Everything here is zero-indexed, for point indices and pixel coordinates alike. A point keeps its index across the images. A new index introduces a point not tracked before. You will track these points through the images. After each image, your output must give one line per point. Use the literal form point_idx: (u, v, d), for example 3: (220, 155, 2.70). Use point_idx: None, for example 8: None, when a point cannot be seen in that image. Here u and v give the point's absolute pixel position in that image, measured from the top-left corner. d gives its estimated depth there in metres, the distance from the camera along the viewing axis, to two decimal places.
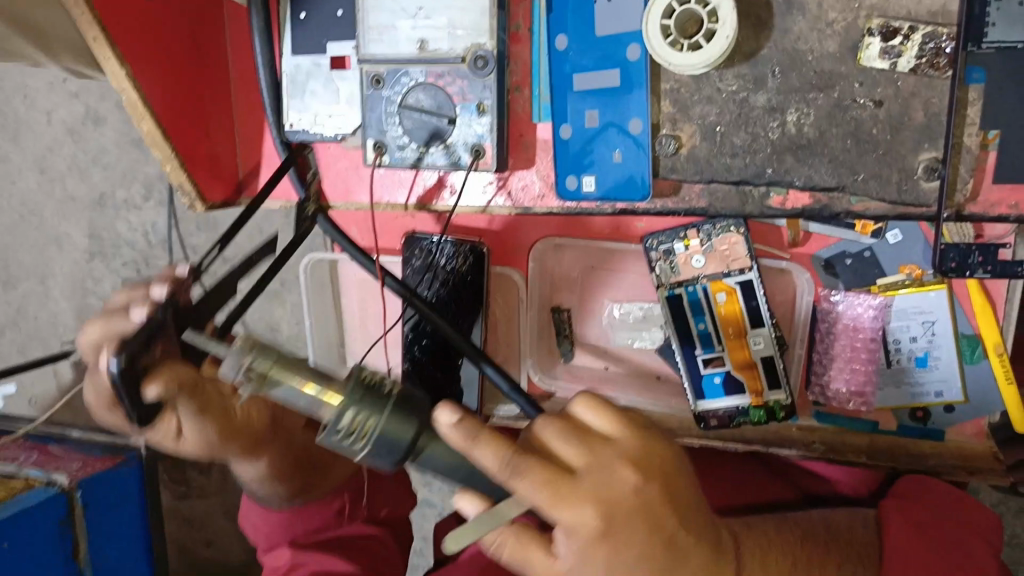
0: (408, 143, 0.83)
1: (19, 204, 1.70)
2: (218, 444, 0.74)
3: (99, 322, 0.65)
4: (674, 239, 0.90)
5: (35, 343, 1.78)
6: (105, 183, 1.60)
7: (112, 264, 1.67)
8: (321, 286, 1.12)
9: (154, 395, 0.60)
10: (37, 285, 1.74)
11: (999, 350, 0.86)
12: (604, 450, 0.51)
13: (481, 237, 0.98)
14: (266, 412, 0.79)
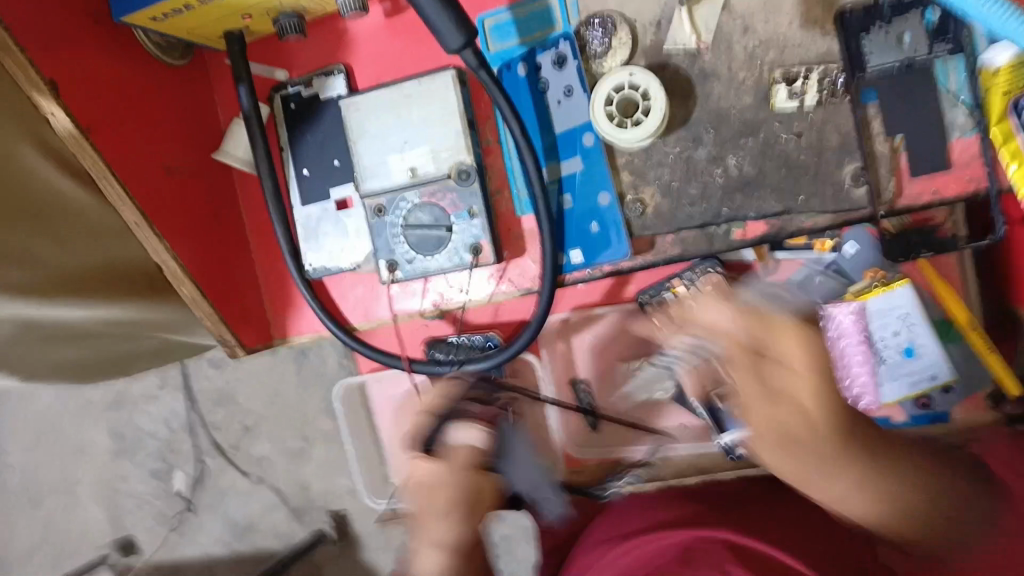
0: (414, 254, 0.94)
1: (39, 423, 1.73)
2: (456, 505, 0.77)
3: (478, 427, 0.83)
4: (663, 290, 1.01)
5: (65, 557, 1.72)
6: (119, 380, 1.65)
7: (136, 460, 1.65)
8: (355, 411, 1.23)
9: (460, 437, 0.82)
10: (65, 496, 1.71)
11: (972, 323, 0.95)
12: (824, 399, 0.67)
13: (489, 326, 1.03)
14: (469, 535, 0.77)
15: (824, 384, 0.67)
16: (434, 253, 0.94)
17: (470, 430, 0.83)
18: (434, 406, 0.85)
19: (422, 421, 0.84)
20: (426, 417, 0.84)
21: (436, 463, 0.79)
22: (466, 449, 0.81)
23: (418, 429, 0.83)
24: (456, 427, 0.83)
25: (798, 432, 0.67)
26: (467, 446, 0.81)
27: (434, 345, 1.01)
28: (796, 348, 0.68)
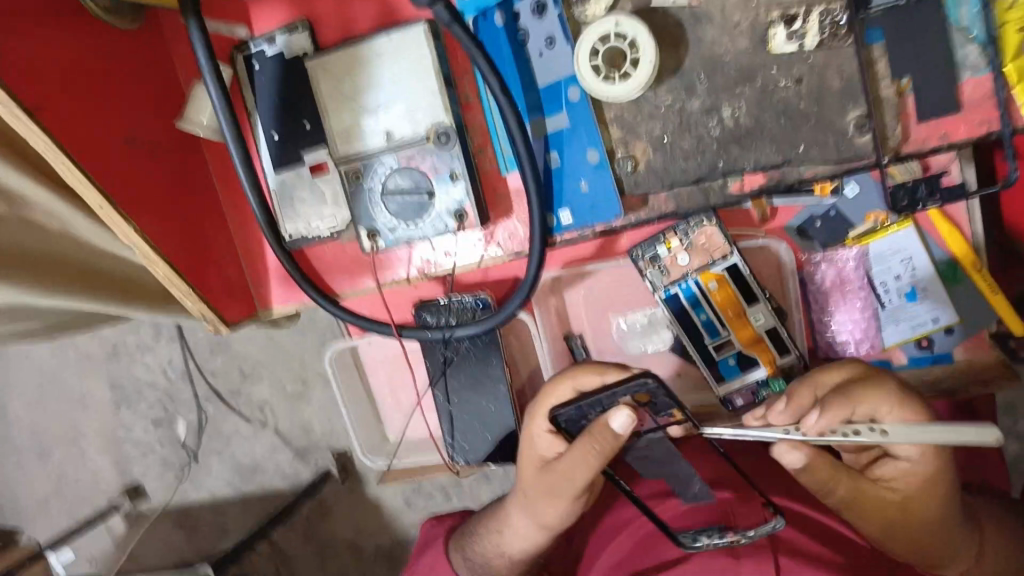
0: (396, 222, 0.90)
1: (38, 374, 1.72)
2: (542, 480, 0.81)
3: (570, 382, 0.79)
4: (656, 244, 0.97)
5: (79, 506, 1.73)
6: (115, 331, 1.64)
7: (137, 409, 1.65)
8: (347, 373, 1.19)
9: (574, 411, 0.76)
10: (69, 449, 1.71)
11: (977, 265, 0.92)
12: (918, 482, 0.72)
13: (480, 286, 1.06)
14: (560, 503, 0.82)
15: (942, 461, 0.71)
16: (416, 220, 0.90)
17: (628, 419, 0.70)
18: (587, 383, 0.79)
19: (564, 392, 0.79)
20: (569, 392, 0.79)
21: (572, 450, 0.74)
22: (612, 433, 0.71)
23: (557, 399, 0.80)
24: (619, 412, 0.70)
25: (894, 495, 0.71)
26: (615, 433, 0.71)
27: (423, 309, 1.05)
28: (881, 407, 0.70)
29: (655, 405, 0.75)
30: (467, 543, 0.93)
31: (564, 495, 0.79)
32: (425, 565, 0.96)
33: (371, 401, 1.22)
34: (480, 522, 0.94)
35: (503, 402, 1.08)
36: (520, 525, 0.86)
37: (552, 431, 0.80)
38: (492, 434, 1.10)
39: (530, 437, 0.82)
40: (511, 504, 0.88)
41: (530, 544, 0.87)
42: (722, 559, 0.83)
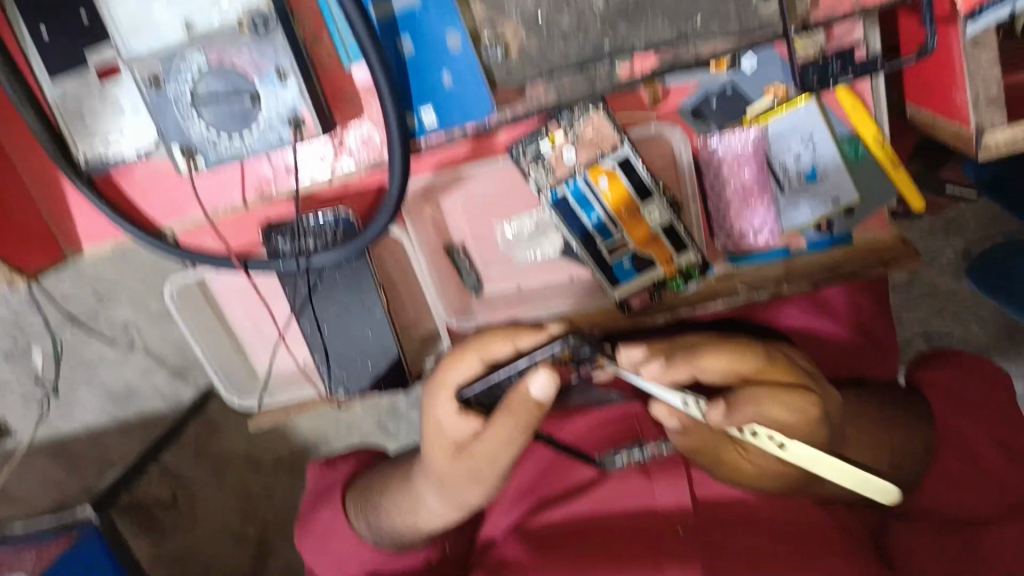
0: (216, 136, 0.73)
1: None
2: (464, 468, 0.68)
3: (476, 352, 0.69)
4: (538, 139, 0.84)
5: None
6: None
7: None
8: (195, 306, 1.02)
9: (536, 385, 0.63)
10: None
11: (880, 139, 0.86)
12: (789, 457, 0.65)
13: (341, 200, 0.89)
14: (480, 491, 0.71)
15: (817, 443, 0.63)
16: (242, 131, 0.72)
17: (548, 382, 0.63)
18: (495, 352, 0.70)
19: (470, 366, 0.69)
20: (476, 363, 0.69)
21: (491, 427, 0.65)
22: (533, 402, 0.64)
23: (464, 374, 0.70)
24: (536, 377, 0.63)
25: (751, 465, 0.68)
26: (536, 400, 0.64)
27: (275, 233, 0.86)
28: (788, 418, 0.62)
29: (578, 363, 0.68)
30: (368, 502, 0.83)
31: (488, 474, 0.68)
32: (323, 521, 0.87)
33: (232, 337, 1.06)
34: (379, 480, 0.84)
35: (383, 328, 0.96)
36: (434, 506, 0.75)
37: (461, 411, 0.68)
38: (371, 363, 0.97)
39: (438, 420, 0.69)
40: (418, 485, 0.76)
41: (446, 521, 0.77)
42: (634, 479, 0.78)
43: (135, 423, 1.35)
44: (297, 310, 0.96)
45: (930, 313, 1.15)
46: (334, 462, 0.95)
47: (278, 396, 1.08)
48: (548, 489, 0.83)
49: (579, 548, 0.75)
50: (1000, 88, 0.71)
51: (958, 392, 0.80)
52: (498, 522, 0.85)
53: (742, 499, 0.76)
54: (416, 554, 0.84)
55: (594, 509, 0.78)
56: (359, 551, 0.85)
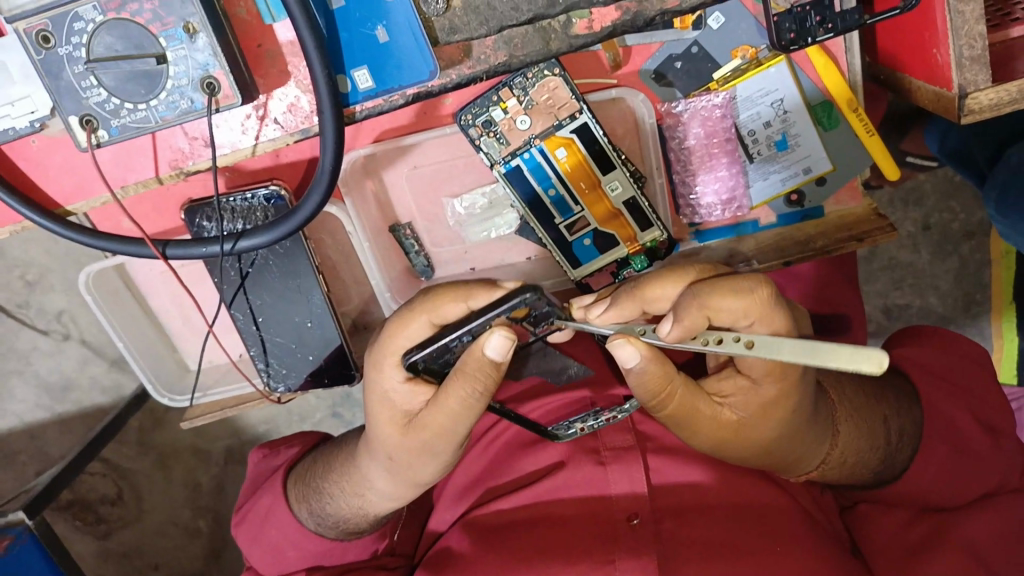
0: (119, 104, 0.64)
1: None
2: (414, 435, 0.62)
3: (424, 312, 0.60)
4: (489, 105, 0.77)
5: None
6: None
7: None
8: (116, 294, 0.93)
9: (492, 346, 0.56)
10: None
11: (854, 105, 0.81)
12: (773, 412, 0.59)
13: (270, 176, 0.83)
14: (429, 459, 0.64)
15: (772, 313, 0.54)
16: (148, 97, 0.64)
17: (506, 343, 0.56)
18: (447, 315, 0.60)
19: (418, 331, 0.60)
20: (424, 327, 0.60)
21: (444, 392, 0.58)
22: (492, 365, 0.57)
23: (411, 339, 0.61)
24: (492, 336, 0.56)
25: (730, 415, 0.59)
26: (493, 362, 0.57)
27: (197, 212, 0.80)
28: (739, 305, 0.54)
29: (532, 317, 0.60)
30: (309, 486, 0.76)
31: (442, 446, 0.63)
32: (261, 507, 0.79)
33: (157, 327, 0.98)
34: (321, 461, 0.77)
35: (322, 318, 0.88)
36: (381, 486, 0.69)
37: (409, 379, 0.62)
38: (311, 355, 0.90)
39: (383, 391, 0.63)
40: (358, 467, 0.70)
41: (393, 502, 0.71)
42: (586, 467, 0.72)
43: (73, 417, 1.24)
44: (228, 296, 0.87)
45: (893, 289, 1.12)
46: (277, 447, 0.89)
47: (213, 391, 0.99)
48: (495, 479, 0.77)
49: (526, 538, 0.70)
50: (986, 44, 0.65)
51: (933, 369, 0.76)
52: (445, 516, 0.80)
53: (698, 482, 0.70)
54: (361, 544, 0.77)
55: (543, 496, 0.72)
56: (300, 543, 0.77)
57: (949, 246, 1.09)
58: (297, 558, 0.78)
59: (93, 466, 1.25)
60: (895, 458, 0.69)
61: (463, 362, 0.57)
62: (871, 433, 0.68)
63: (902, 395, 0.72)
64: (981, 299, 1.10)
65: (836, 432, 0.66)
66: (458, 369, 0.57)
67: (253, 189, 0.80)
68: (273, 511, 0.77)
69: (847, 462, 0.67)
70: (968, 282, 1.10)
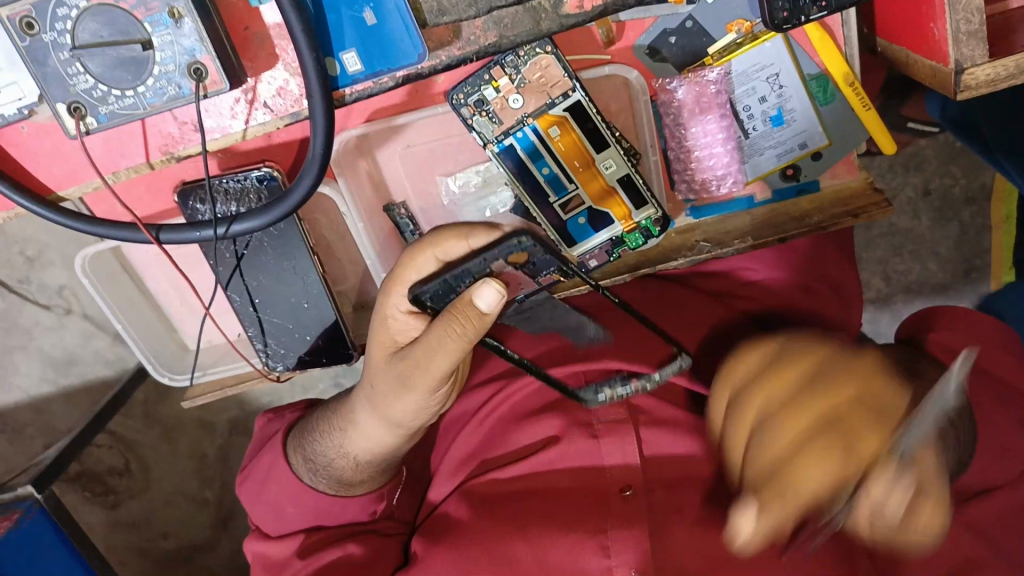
0: (107, 91, 0.64)
1: None
2: (398, 368, 0.65)
3: (429, 248, 0.63)
4: (481, 85, 0.76)
5: None
6: None
7: None
8: (113, 276, 0.93)
9: (485, 299, 0.59)
10: None
11: (850, 79, 0.79)
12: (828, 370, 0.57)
13: (263, 157, 0.82)
14: (408, 402, 0.67)
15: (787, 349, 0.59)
16: (136, 84, 0.63)
17: (496, 296, 0.59)
18: (451, 252, 0.64)
19: (426, 266, 0.64)
20: (431, 262, 0.64)
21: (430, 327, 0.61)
22: (477, 315, 0.59)
23: (420, 272, 0.64)
24: (487, 286, 0.58)
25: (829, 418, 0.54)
26: (482, 315, 0.59)
27: (191, 195, 0.80)
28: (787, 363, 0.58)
29: (533, 265, 0.64)
30: (306, 434, 0.79)
31: (415, 385, 0.65)
32: (263, 465, 0.81)
33: (156, 308, 0.99)
34: (322, 415, 0.80)
35: (319, 299, 0.89)
36: (367, 427, 0.73)
37: (411, 310, 0.66)
38: (309, 335, 0.91)
39: (383, 316, 0.66)
40: (357, 401, 0.73)
41: (374, 449, 0.74)
42: (582, 441, 0.71)
43: (78, 389, 1.25)
44: (223, 279, 0.88)
45: (891, 255, 1.11)
46: (283, 410, 0.89)
47: (213, 370, 1.00)
48: (491, 451, 0.77)
49: (520, 508, 0.71)
50: (983, 19, 0.64)
51: (957, 353, 0.71)
52: (442, 488, 0.81)
53: (688, 454, 0.71)
54: (358, 504, 0.78)
55: (538, 468, 0.73)
56: (300, 499, 0.78)
57: (948, 210, 1.08)
58: (298, 514, 0.78)
59: (100, 438, 1.26)
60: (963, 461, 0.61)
61: (456, 304, 0.59)
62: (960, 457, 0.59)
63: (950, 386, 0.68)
64: (980, 263, 1.10)
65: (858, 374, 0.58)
66: (449, 311, 0.60)
67: (244, 172, 0.80)
68: (272, 474, 0.79)
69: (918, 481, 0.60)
70: (967, 246, 1.09)
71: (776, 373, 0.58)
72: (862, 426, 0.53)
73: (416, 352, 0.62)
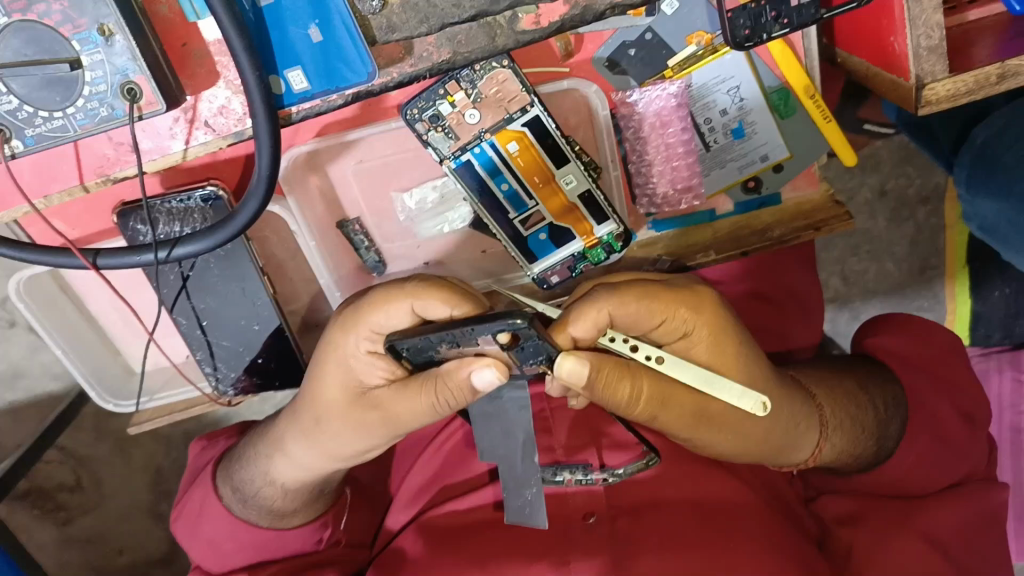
0: (33, 112, 0.59)
1: None
2: (362, 404, 0.63)
3: (410, 296, 0.58)
4: (436, 99, 0.74)
5: None
6: None
7: None
8: (52, 299, 0.88)
9: (482, 377, 0.55)
10: None
11: (812, 92, 0.78)
12: (692, 299, 0.61)
13: (209, 174, 0.78)
14: (361, 438, 0.65)
15: (638, 287, 0.59)
16: (64, 106, 0.59)
17: (494, 379, 0.55)
18: (430, 310, 0.58)
19: (398, 314, 0.59)
20: (406, 312, 0.59)
21: (413, 385, 0.59)
22: (468, 388, 0.56)
23: (388, 318, 0.60)
24: (485, 369, 0.54)
25: (698, 342, 0.61)
26: (472, 388, 0.56)
27: (131, 215, 0.76)
28: (668, 306, 0.59)
29: (522, 350, 0.54)
30: (232, 460, 0.76)
31: (377, 431, 0.64)
32: (195, 501, 0.77)
33: (98, 332, 0.94)
34: (246, 440, 0.77)
35: (269, 318, 0.85)
36: (305, 460, 0.69)
37: (373, 351, 0.61)
38: (258, 357, 0.87)
39: (344, 355, 0.62)
40: (290, 429, 0.69)
41: (306, 479, 0.72)
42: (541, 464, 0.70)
43: (24, 406, 1.19)
44: (167, 303, 0.84)
45: (850, 256, 1.11)
46: (217, 437, 0.86)
47: (161, 394, 0.95)
48: (450, 478, 0.75)
49: (480, 538, 0.69)
50: (943, 34, 0.63)
51: (909, 362, 0.76)
52: (400, 516, 0.78)
53: (649, 475, 0.69)
54: (301, 536, 0.76)
55: (498, 496, 0.71)
56: (237, 534, 0.74)
57: (903, 211, 1.07)
58: (236, 549, 0.75)
59: (49, 454, 1.21)
60: (889, 428, 0.71)
61: (450, 370, 0.56)
62: (850, 384, 0.72)
63: (876, 374, 0.75)
64: (935, 262, 1.09)
65: (817, 402, 0.69)
66: (441, 375, 0.56)
67: (188, 193, 0.76)
68: (208, 510, 0.75)
69: (847, 423, 0.69)
70: (922, 246, 1.09)
71: (637, 315, 0.59)
72: (702, 319, 0.60)
73: (392, 396, 0.61)
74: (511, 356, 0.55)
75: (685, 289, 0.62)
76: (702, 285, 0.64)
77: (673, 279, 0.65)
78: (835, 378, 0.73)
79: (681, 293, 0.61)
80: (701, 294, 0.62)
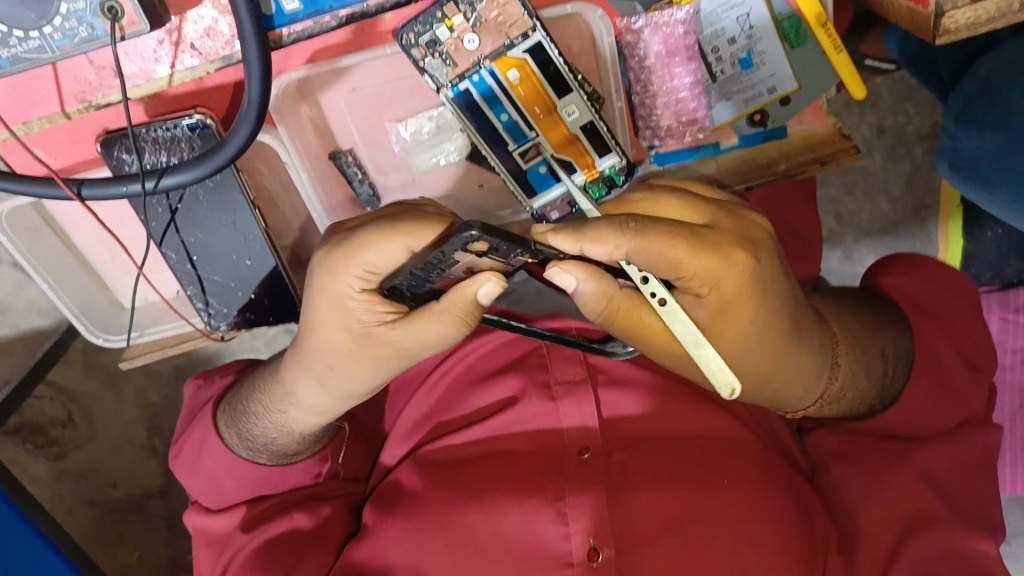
0: (7, 31, 0.57)
1: None
2: (367, 343, 0.61)
3: (398, 236, 0.56)
4: (433, 23, 0.70)
5: None
6: None
7: None
8: (37, 233, 0.86)
9: (488, 287, 0.55)
10: None
11: (823, 19, 0.76)
12: (723, 264, 0.55)
13: (195, 103, 0.75)
14: (371, 372, 0.64)
15: (665, 237, 0.53)
16: (41, 24, 0.57)
17: (496, 289, 0.55)
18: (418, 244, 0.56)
19: (389, 255, 0.56)
20: (401, 253, 0.56)
21: (422, 318, 0.58)
22: (476, 303, 0.56)
23: (381, 259, 0.57)
24: (486, 283, 0.55)
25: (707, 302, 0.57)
26: (479, 302, 0.57)
27: (115, 144, 0.73)
28: (686, 266, 0.54)
29: (499, 251, 0.53)
30: (235, 407, 0.74)
31: (388, 364, 0.63)
32: (195, 438, 0.76)
33: (84, 265, 0.91)
34: (249, 382, 0.75)
35: (261, 254, 0.83)
36: (311, 402, 0.68)
37: (366, 290, 0.59)
38: (252, 292, 0.85)
39: (337, 298, 0.60)
40: (297, 377, 0.67)
41: (319, 421, 0.71)
42: (539, 402, 0.70)
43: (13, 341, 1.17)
44: (155, 236, 0.82)
45: (846, 195, 1.09)
46: (213, 376, 0.84)
47: (152, 329, 0.94)
48: (446, 414, 0.75)
49: (477, 474, 0.69)
50: None
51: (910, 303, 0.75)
52: (395, 452, 0.78)
53: (648, 412, 0.69)
54: (300, 469, 0.76)
55: (495, 432, 0.71)
56: (238, 471, 0.74)
57: (901, 149, 1.05)
58: (236, 483, 0.75)
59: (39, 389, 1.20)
60: (891, 390, 0.69)
61: (451, 298, 0.56)
62: (871, 348, 0.68)
63: (897, 328, 0.71)
64: (930, 203, 1.07)
65: (835, 364, 0.66)
66: (446, 302, 0.56)
67: (175, 121, 0.72)
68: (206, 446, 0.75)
69: (847, 395, 0.68)
70: (919, 186, 1.07)
71: (651, 263, 0.54)
72: (723, 283, 0.56)
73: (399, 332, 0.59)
74: (496, 259, 0.55)
75: (723, 246, 0.56)
76: (748, 244, 0.57)
77: (719, 223, 0.58)
78: (861, 330, 0.69)
79: (714, 253, 0.55)
80: (739, 259, 0.56)
